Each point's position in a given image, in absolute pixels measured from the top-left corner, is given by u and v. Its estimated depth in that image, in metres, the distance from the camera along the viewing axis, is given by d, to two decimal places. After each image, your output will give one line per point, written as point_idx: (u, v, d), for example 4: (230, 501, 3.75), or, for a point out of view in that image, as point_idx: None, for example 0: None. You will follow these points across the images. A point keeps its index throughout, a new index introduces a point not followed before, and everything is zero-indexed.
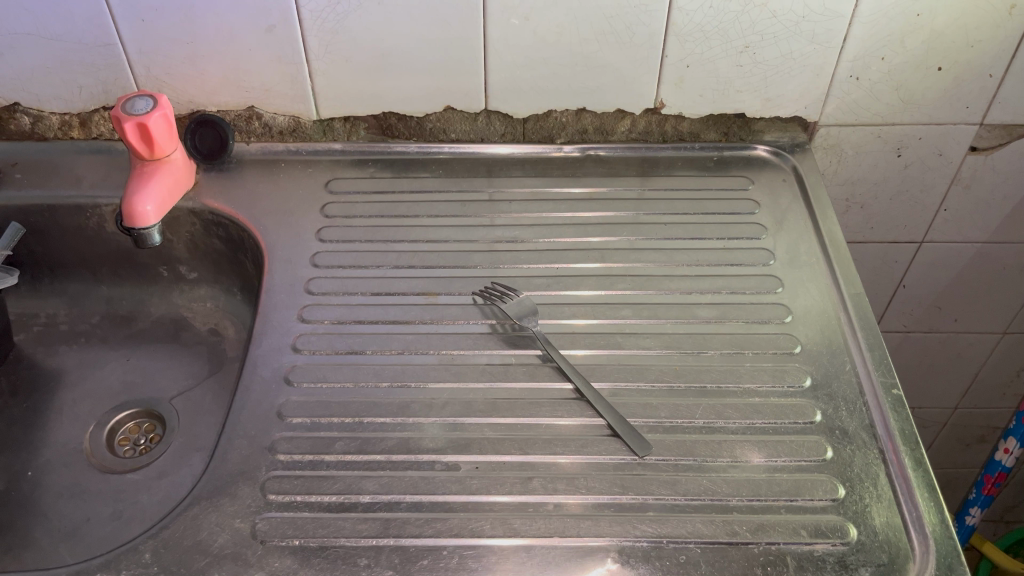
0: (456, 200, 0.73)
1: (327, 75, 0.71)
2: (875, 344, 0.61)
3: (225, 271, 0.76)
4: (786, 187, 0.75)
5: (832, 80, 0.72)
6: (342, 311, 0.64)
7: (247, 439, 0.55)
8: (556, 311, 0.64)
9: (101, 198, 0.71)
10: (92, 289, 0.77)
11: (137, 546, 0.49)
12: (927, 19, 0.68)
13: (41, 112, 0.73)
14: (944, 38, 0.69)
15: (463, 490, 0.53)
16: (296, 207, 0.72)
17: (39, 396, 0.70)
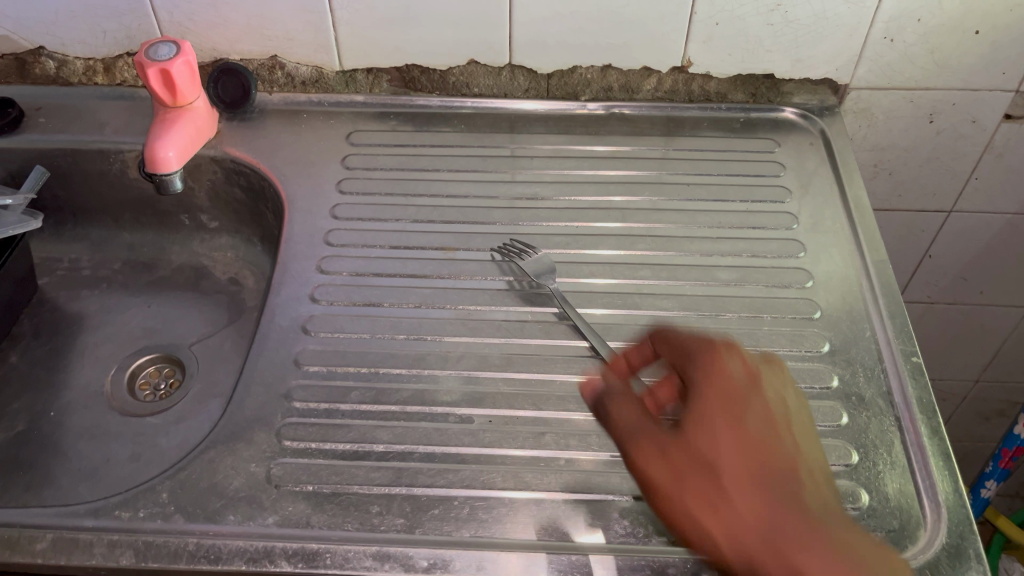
0: (478, 155, 0.73)
1: (350, 25, 0.71)
2: (897, 311, 0.61)
3: (246, 222, 0.76)
4: (813, 150, 0.74)
5: (866, 41, 0.71)
6: (361, 263, 0.64)
7: (264, 385, 0.56)
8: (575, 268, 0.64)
9: (123, 143, 0.71)
10: (115, 235, 0.77)
11: (155, 486, 0.50)
12: None
13: (65, 57, 0.73)
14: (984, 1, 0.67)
15: (476, 443, 0.53)
16: (317, 158, 0.71)
17: (61, 338, 0.71)
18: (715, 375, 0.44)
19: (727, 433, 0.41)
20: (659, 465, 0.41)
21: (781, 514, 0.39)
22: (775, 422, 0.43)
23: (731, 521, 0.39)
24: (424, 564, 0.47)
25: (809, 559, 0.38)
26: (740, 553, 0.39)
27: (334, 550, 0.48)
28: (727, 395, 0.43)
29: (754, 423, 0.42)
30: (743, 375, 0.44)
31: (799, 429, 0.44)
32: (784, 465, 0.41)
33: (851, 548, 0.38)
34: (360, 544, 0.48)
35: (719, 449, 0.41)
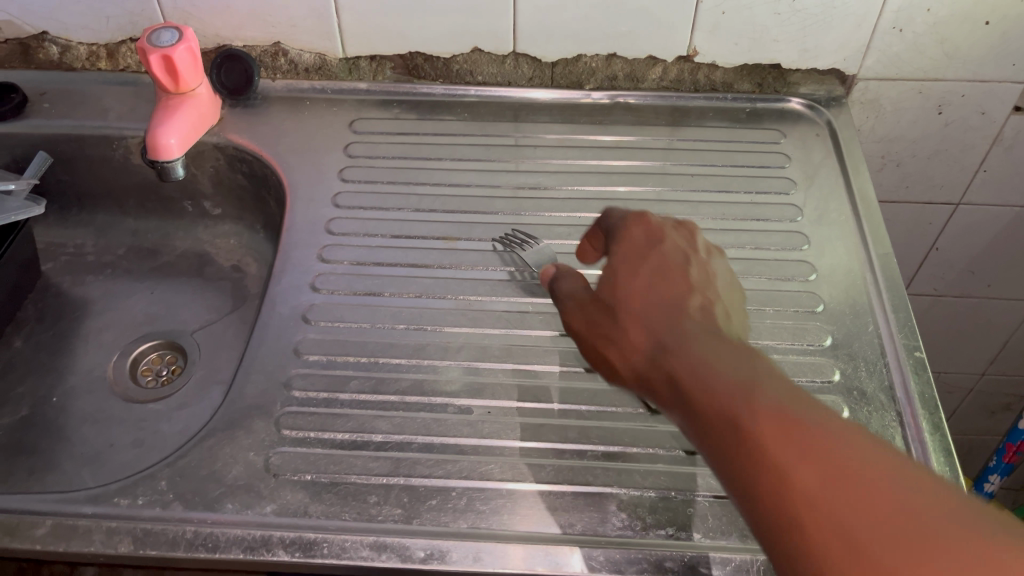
0: (481, 144, 0.73)
1: (353, 12, 0.70)
2: (900, 306, 0.60)
3: (249, 209, 0.76)
4: (819, 142, 0.73)
5: (875, 31, 0.70)
6: (362, 252, 0.64)
7: (264, 374, 0.56)
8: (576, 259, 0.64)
9: (126, 130, 0.71)
10: (119, 221, 0.77)
11: (154, 474, 0.51)
12: None
13: (69, 42, 0.73)
14: None
15: (475, 434, 0.53)
16: (320, 145, 0.71)
17: (65, 324, 0.72)
18: (626, 235, 0.49)
19: (625, 273, 0.46)
20: (579, 317, 0.48)
21: (669, 333, 0.42)
22: (671, 263, 0.47)
23: (622, 343, 0.44)
24: (421, 555, 0.48)
25: (680, 362, 0.41)
26: (631, 371, 0.44)
27: (331, 539, 0.48)
28: (631, 247, 0.48)
29: (648, 265, 0.47)
30: (642, 234, 0.49)
31: (703, 271, 0.48)
32: (671, 292, 0.45)
33: (727, 352, 0.40)
34: (357, 534, 0.48)
35: (615, 288, 0.46)
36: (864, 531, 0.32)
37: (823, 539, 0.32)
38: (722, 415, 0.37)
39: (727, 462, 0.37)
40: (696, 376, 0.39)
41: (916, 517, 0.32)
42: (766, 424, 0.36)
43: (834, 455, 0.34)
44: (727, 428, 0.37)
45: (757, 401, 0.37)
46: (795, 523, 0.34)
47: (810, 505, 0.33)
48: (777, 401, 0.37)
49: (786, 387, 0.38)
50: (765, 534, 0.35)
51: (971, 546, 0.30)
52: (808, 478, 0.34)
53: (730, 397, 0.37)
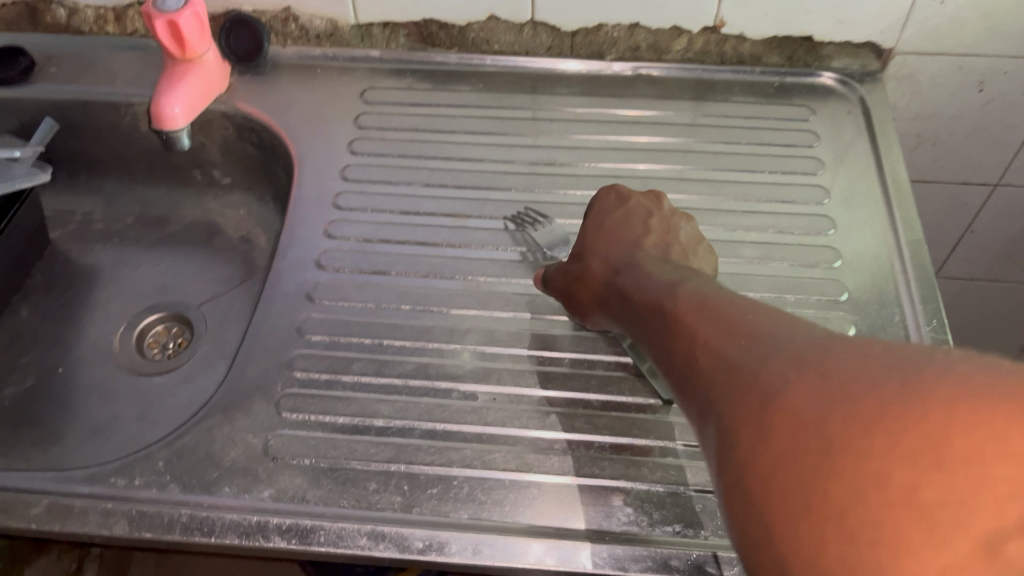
0: (496, 116, 0.70)
1: None
2: (930, 296, 0.57)
3: (258, 179, 0.74)
4: (850, 119, 0.70)
5: (915, 3, 0.65)
6: (369, 228, 0.62)
7: (266, 353, 0.55)
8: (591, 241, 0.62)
9: (133, 96, 0.69)
10: (128, 189, 0.76)
11: (151, 454, 0.50)
12: None
13: (76, 5, 0.71)
14: None
15: (479, 421, 0.52)
16: (329, 116, 0.69)
17: (72, 293, 0.71)
18: (595, 199, 0.56)
19: (591, 227, 0.54)
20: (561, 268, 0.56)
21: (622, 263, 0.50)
22: (631, 217, 0.54)
23: (586, 282, 0.52)
24: (419, 545, 0.47)
25: (629, 282, 0.47)
26: (596, 302, 0.51)
27: (328, 527, 0.47)
28: (598, 206, 0.55)
29: (612, 218, 0.54)
30: (610, 195, 0.55)
31: (665, 222, 0.54)
32: (628, 237, 0.52)
33: (666, 269, 0.46)
34: (354, 522, 0.47)
35: (585, 239, 0.54)
36: (751, 364, 0.34)
37: (720, 382, 0.35)
38: (654, 314, 0.42)
39: (660, 353, 0.41)
40: (637, 289, 0.46)
41: (796, 345, 0.33)
42: (684, 311, 0.40)
43: (736, 320, 0.37)
44: (659, 324, 0.42)
45: (680, 293, 0.42)
46: (701, 382, 0.36)
47: (707, 357, 0.36)
48: (697, 295, 0.41)
49: (711, 288, 0.42)
50: (690, 407, 0.38)
51: (835, 352, 0.32)
52: (710, 337, 0.37)
53: (657, 294, 0.43)
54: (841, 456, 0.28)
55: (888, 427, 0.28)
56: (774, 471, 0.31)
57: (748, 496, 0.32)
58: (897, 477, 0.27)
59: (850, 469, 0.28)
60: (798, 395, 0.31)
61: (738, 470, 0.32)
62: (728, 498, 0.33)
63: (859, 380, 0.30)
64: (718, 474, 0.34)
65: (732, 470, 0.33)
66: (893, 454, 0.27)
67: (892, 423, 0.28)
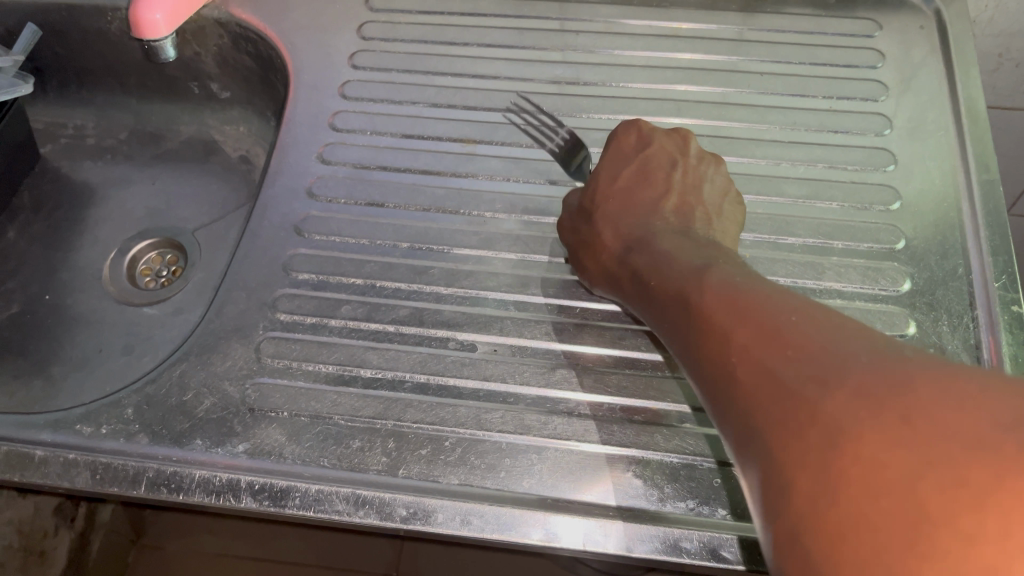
0: (516, 27, 0.62)
1: None
2: (1002, 246, 0.50)
3: (258, 94, 0.68)
4: (923, 36, 0.61)
5: None
6: (367, 153, 0.56)
7: (248, 292, 0.50)
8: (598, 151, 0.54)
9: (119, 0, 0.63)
10: (121, 103, 0.71)
11: (120, 400, 0.46)
12: None
13: None
14: None
15: (476, 376, 0.47)
16: (331, 25, 0.62)
17: (62, 215, 0.67)
18: (608, 144, 0.51)
19: (603, 180, 0.49)
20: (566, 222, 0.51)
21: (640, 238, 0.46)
22: (652, 169, 0.49)
23: (597, 252, 0.47)
24: (403, 513, 0.42)
25: (643, 265, 0.43)
26: (605, 274, 0.47)
27: (304, 489, 0.42)
28: (612, 154, 0.50)
29: (629, 172, 0.50)
30: (631, 132, 0.51)
31: (687, 175, 0.50)
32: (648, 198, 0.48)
33: (686, 252, 0.42)
34: (333, 485, 0.43)
35: (597, 193, 0.49)
36: (803, 390, 0.30)
37: (768, 407, 0.31)
38: (679, 306, 0.38)
39: (691, 358, 0.37)
40: (658, 277, 0.41)
41: (862, 367, 0.29)
42: (711, 308, 0.36)
43: (782, 326, 0.32)
44: (686, 321, 0.37)
45: (706, 286, 0.37)
46: (742, 403, 0.33)
47: (753, 373, 0.32)
48: (726, 286, 0.36)
49: (742, 278, 0.37)
50: (727, 425, 0.34)
51: (918, 387, 0.28)
52: (748, 347, 0.33)
53: (679, 283, 0.39)
54: (926, 524, 0.25)
55: (997, 501, 0.24)
56: (841, 530, 0.27)
57: (806, 551, 0.28)
58: (1008, 563, 0.23)
59: (940, 543, 0.24)
60: (876, 441, 0.27)
61: (792, 516, 0.29)
62: (780, 545, 0.30)
63: (951, 434, 0.26)
64: (764, 513, 0.31)
65: (785, 515, 0.29)
66: (1005, 536, 0.23)
67: (1004, 498, 0.24)
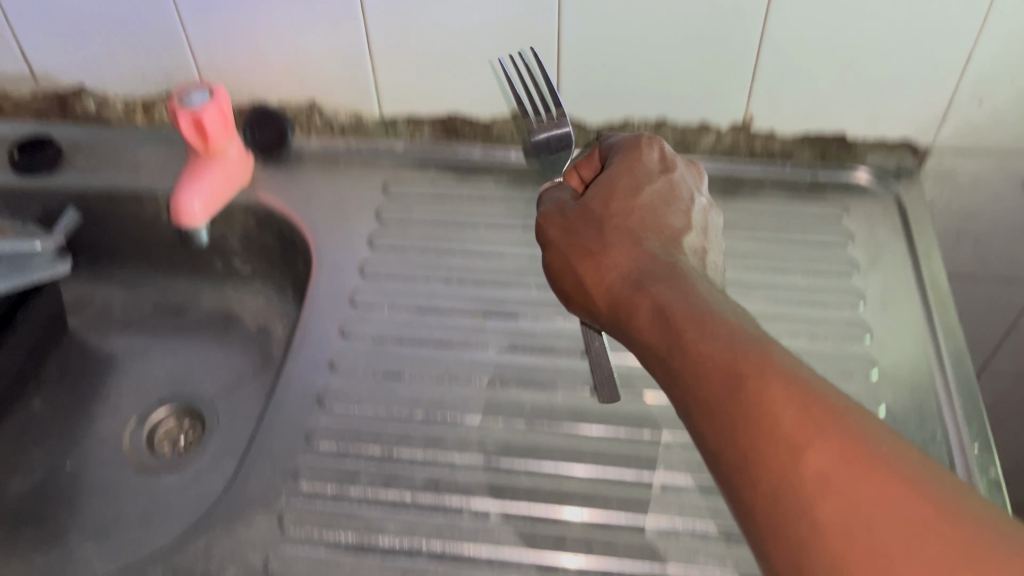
0: (519, 212, 0.69)
1: (389, 73, 0.67)
2: (974, 413, 0.54)
3: (278, 270, 0.73)
4: (886, 219, 0.68)
5: (953, 100, 0.64)
6: (384, 327, 0.60)
7: (272, 461, 0.53)
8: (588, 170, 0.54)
9: (158, 187, 0.69)
10: (148, 278, 0.75)
11: (146, 570, 0.47)
12: None
13: (106, 95, 0.72)
14: None
15: (490, 543, 0.49)
16: (351, 210, 0.69)
17: (86, 384, 0.70)
18: (628, 155, 0.50)
19: (623, 195, 0.48)
20: (557, 224, 0.48)
21: (659, 264, 0.44)
22: (672, 195, 0.49)
23: (599, 260, 0.45)
24: None
25: (669, 299, 0.41)
26: (603, 285, 0.44)
27: None
28: (630, 167, 0.50)
29: (653, 193, 0.48)
30: (654, 150, 0.51)
31: (703, 216, 0.50)
32: (666, 225, 0.47)
33: (724, 307, 0.40)
34: None
35: (613, 206, 0.47)
36: (888, 527, 0.29)
37: (833, 529, 0.30)
38: (728, 391, 0.36)
39: (731, 438, 0.35)
40: (695, 339, 0.38)
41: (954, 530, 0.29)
42: (781, 408, 0.34)
43: (864, 457, 0.32)
44: (730, 393, 0.36)
45: (767, 371, 0.35)
46: (801, 513, 0.31)
47: (827, 501, 0.31)
48: (794, 384, 0.35)
49: (805, 373, 0.36)
50: (764, 528, 0.33)
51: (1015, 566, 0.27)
52: (822, 464, 0.32)
53: (728, 353, 0.37)
54: None
55: None
56: None
57: None
58: None
59: None
60: None
61: None
62: None
63: None
64: None
65: None
66: None
67: None
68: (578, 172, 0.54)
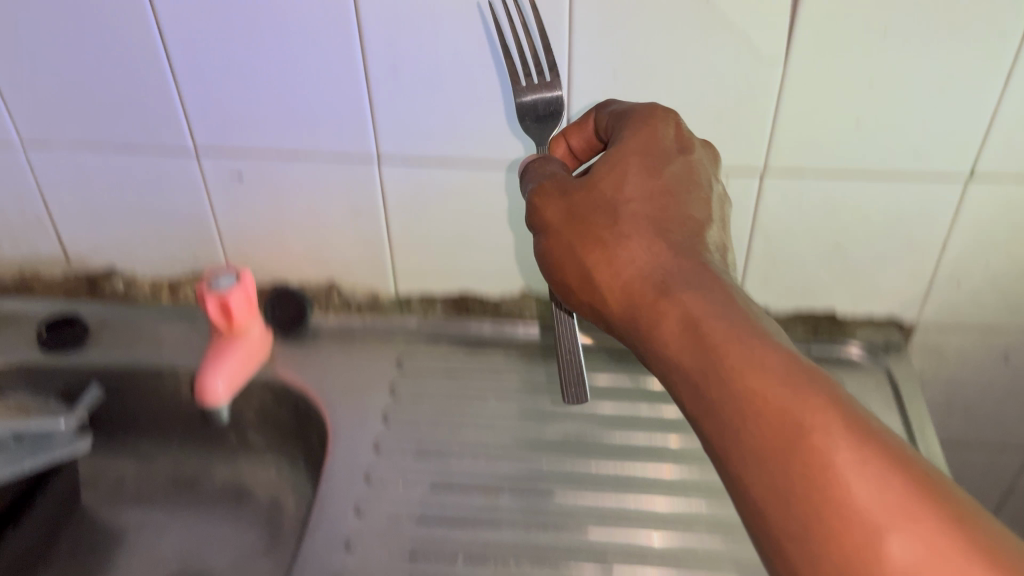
0: (527, 386, 0.71)
1: (404, 256, 0.72)
2: None
3: (290, 443, 0.74)
4: (879, 391, 0.71)
5: (933, 282, 0.69)
6: (399, 504, 0.62)
7: None
8: (576, 142, 0.57)
9: (180, 363, 0.72)
10: (162, 451, 0.76)
11: None
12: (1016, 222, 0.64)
13: (134, 275, 0.76)
14: None
15: None
16: (366, 386, 0.71)
17: (94, 561, 0.69)
18: (642, 128, 0.50)
19: (637, 179, 0.47)
20: (556, 206, 0.47)
21: (684, 270, 0.44)
22: (689, 178, 0.48)
23: (612, 253, 0.45)
24: None
25: (698, 310, 0.42)
26: (620, 283, 0.45)
27: None
28: (645, 141, 0.49)
29: (671, 179, 0.48)
30: (670, 128, 0.50)
31: (718, 203, 0.49)
32: (684, 215, 0.47)
33: (759, 325, 0.41)
34: None
35: (625, 191, 0.47)
36: None
37: None
38: (784, 433, 0.37)
39: (789, 486, 0.36)
40: (730, 356, 0.40)
41: None
42: (845, 461, 0.35)
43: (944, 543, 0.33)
44: (788, 437, 0.37)
45: (824, 417, 0.37)
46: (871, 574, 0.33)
47: None
48: (860, 440, 0.36)
49: (868, 423, 0.37)
50: None
51: None
52: (903, 550, 0.33)
53: (779, 384, 0.38)
54: None
55: None
56: None
57: None
58: None
59: None
60: None
61: None
62: None
63: None
64: None
65: None
66: None
67: None
68: (565, 142, 0.57)
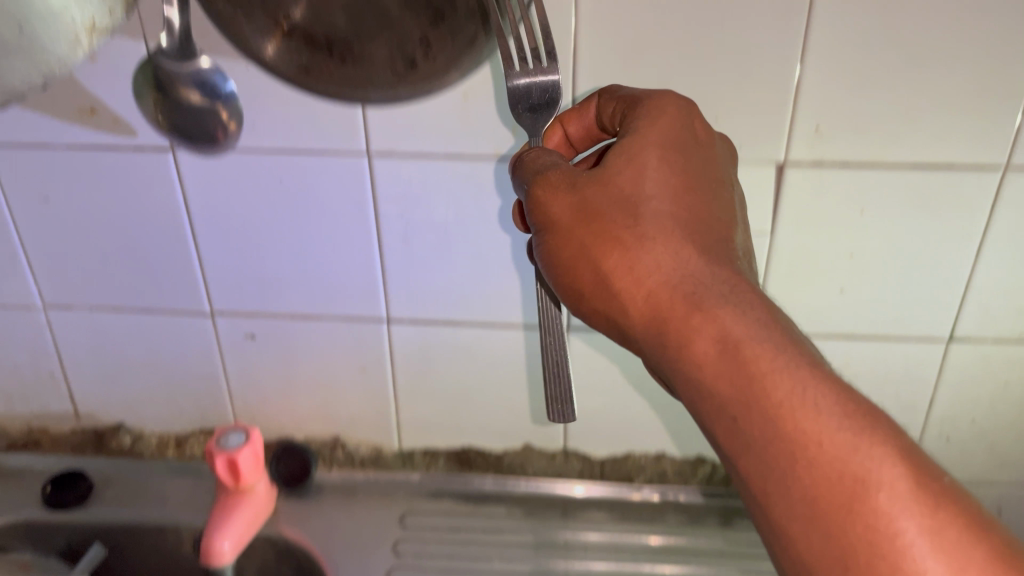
0: (529, 543, 0.71)
1: (409, 412, 0.74)
2: None
3: None
4: None
5: (923, 438, 0.71)
6: None
7: None
8: (574, 128, 0.54)
9: (184, 520, 0.72)
10: None
11: None
12: (998, 381, 0.67)
13: (142, 431, 0.77)
14: (1011, 396, 0.68)
15: None
16: (369, 542, 0.71)
17: None
18: (658, 116, 0.47)
19: (656, 173, 0.44)
20: (565, 202, 0.44)
21: (714, 285, 0.42)
22: (706, 172, 0.46)
23: (633, 256, 0.43)
24: None
25: (738, 333, 0.40)
26: (642, 294, 0.42)
27: None
28: (663, 131, 0.46)
29: (691, 175, 0.45)
30: (688, 118, 0.47)
31: (733, 196, 0.48)
32: (707, 216, 0.45)
33: (802, 350, 0.40)
34: None
35: (643, 187, 0.44)
36: None
37: None
38: (846, 490, 0.37)
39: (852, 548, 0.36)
40: (769, 380, 0.39)
41: None
42: (911, 524, 0.36)
43: None
44: (850, 495, 0.37)
45: (887, 472, 0.37)
46: None
47: None
48: (922, 499, 0.36)
49: (927, 473, 0.37)
50: None
51: None
52: None
53: (834, 432, 0.38)
54: None
55: None
56: None
57: None
58: None
59: None
60: None
61: None
62: None
63: None
64: None
65: None
66: None
67: None
68: (562, 128, 0.54)
